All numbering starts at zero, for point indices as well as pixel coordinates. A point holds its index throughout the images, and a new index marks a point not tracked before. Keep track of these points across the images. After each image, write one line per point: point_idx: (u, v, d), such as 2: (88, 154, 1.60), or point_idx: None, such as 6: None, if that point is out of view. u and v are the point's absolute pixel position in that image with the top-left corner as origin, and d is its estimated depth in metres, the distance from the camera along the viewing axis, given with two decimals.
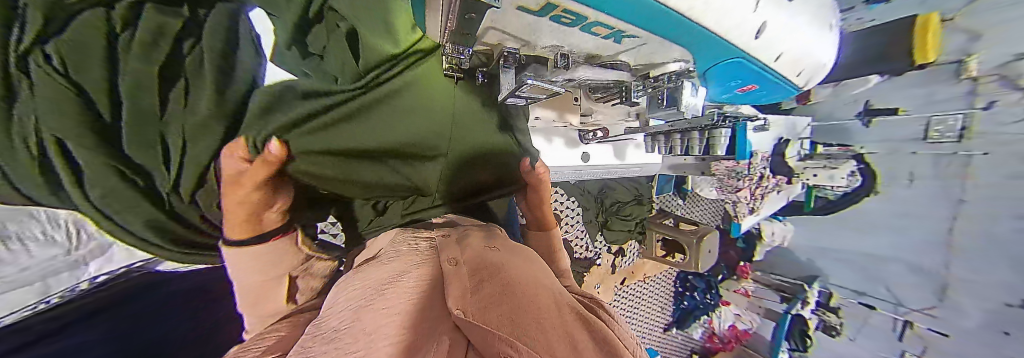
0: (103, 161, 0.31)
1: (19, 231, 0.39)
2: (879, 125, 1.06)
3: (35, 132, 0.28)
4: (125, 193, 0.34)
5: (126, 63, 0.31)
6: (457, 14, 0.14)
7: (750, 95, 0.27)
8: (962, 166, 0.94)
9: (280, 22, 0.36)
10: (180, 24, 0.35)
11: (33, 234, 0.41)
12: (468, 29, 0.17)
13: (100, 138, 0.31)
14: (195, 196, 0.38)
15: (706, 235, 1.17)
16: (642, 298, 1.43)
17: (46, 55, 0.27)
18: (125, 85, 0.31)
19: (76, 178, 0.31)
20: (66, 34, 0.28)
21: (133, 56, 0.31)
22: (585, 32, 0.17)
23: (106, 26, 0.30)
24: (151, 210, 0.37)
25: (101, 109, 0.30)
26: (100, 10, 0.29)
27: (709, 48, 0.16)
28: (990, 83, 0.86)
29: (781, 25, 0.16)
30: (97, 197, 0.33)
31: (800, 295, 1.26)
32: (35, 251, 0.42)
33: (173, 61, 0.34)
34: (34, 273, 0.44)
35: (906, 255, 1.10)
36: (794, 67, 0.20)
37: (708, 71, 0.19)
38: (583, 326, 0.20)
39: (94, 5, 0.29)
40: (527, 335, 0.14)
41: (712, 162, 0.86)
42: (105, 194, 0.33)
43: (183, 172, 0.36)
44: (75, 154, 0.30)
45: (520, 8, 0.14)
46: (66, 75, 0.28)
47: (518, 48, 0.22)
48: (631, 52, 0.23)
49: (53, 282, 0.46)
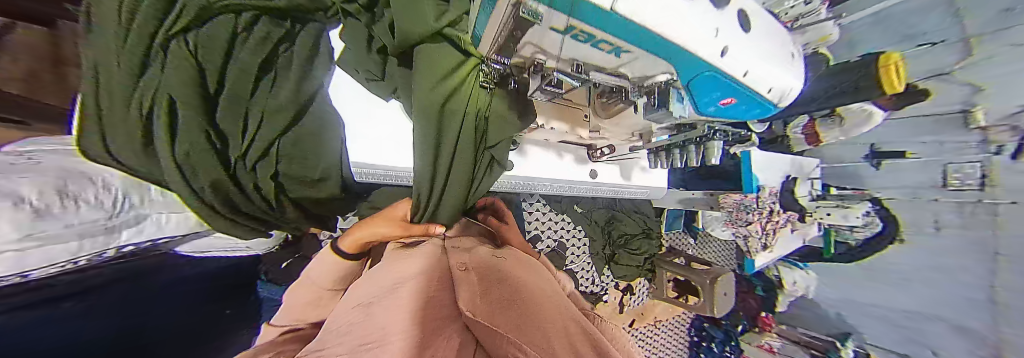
0: (199, 127, 0.32)
1: (81, 188, 0.36)
2: (888, 167, 1.05)
3: (154, 93, 0.29)
4: (204, 154, 0.33)
5: (240, 54, 0.37)
6: (506, 30, 0.20)
7: (737, 113, 0.31)
8: (991, 214, 0.86)
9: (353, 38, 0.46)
10: (282, 32, 0.42)
11: (90, 194, 0.37)
12: (513, 42, 0.22)
13: (201, 100, 0.32)
14: (259, 163, 0.40)
15: (720, 277, 1.10)
16: (653, 346, 1.31)
17: (185, 40, 0.31)
18: (233, 70, 0.36)
19: (169, 134, 0.31)
20: (207, 27, 0.33)
21: (249, 48, 0.37)
22: (595, 48, 0.22)
23: (232, 24, 0.35)
24: (219, 173, 0.36)
25: (210, 84, 0.34)
26: (232, 15, 0.35)
27: (689, 64, 0.21)
28: (1001, 133, 0.82)
29: (735, 48, 0.21)
30: (180, 155, 0.31)
31: (834, 354, 1.15)
32: (88, 210, 0.37)
33: (271, 57, 0.40)
34: (77, 231, 0.36)
35: (945, 313, 0.98)
36: (761, 83, 0.25)
37: (691, 84, 0.24)
38: (575, 337, 0.24)
39: (229, 11, 0.35)
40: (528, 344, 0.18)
41: (720, 196, 0.89)
42: (189, 151, 0.32)
43: (254, 142, 0.39)
44: (179, 116, 0.31)
45: (552, 28, 0.19)
46: (194, 53, 0.32)
47: (545, 60, 0.26)
48: (630, 65, 0.26)
49: (87, 245, 0.39)
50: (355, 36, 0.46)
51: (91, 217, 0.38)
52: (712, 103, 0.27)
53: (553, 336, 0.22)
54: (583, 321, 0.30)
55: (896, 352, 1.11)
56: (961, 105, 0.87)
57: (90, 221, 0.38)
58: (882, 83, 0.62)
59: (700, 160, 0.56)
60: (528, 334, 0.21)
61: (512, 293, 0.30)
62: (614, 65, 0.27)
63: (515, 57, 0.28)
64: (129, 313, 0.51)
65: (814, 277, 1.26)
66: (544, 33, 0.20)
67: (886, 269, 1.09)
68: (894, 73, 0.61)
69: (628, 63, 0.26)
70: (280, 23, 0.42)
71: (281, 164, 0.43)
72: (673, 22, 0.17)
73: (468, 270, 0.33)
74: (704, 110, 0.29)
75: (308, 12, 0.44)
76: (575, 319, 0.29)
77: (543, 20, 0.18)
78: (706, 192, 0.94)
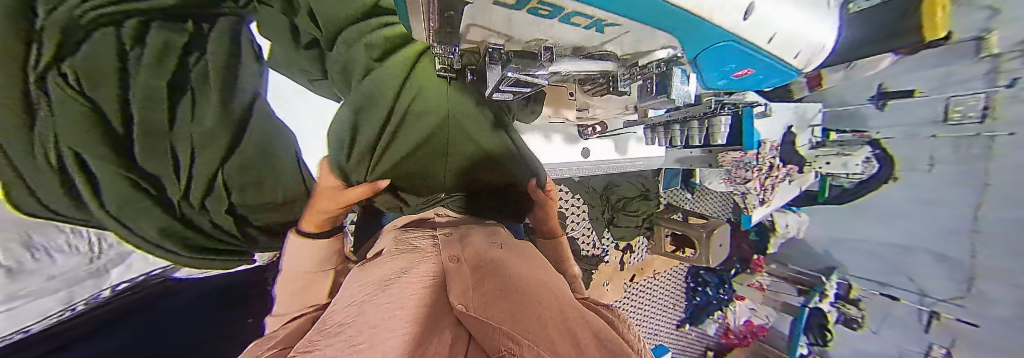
0: None
1: None
2: (892, 107, 1.00)
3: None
4: None
5: None
6: (436, 11, 0.13)
7: (752, 82, 0.26)
8: (986, 147, 0.84)
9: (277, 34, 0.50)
10: None
11: None
12: (452, 27, 0.16)
13: None
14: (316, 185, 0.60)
15: (716, 229, 1.12)
16: (652, 294, 1.39)
17: None
18: None
19: None
20: None
21: None
22: (566, 23, 0.17)
23: None
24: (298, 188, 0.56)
25: None
26: None
27: (699, 32, 0.15)
28: (1012, 61, 0.76)
29: (771, 4, 0.15)
30: None
31: (819, 287, 1.19)
32: None
33: None
34: None
35: (929, 243, 1.01)
36: (787, 47, 0.20)
37: (700, 56, 0.19)
38: (576, 323, 0.23)
39: None
40: (531, 333, 0.17)
41: (720, 154, 0.84)
42: None
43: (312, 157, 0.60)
44: None
45: (497, 3, 0.13)
46: None
47: (503, 44, 0.22)
48: (614, 41, 0.21)
49: None
50: (274, 28, 0.49)
51: (70, 263, 0.47)
52: (724, 75, 0.22)
53: (552, 325, 0.20)
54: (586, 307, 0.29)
55: (875, 281, 1.15)
56: (978, 33, 0.80)
57: (70, 267, 0.47)
58: (921, 26, 0.52)
59: (702, 137, 0.57)
60: (518, 313, 0.21)
61: (502, 282, 0.28)
62: (596, 43, 0.22)
63: (466, 42, 0.23)
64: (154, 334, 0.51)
65: (806, 219, 1.26)
66: (488, 11, 0.15)
67: (880, 204, 1.10)
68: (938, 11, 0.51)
69: (615, 39, 0.21)
70: (180, 26, 0.46)
71: (234, 194, 0.51)
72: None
73: (461, 262, 0.33)
74: (713, 84, 0.24)
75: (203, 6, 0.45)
76: (578, 307, 0.28)
77: None
78: (704, 150, 0.89)
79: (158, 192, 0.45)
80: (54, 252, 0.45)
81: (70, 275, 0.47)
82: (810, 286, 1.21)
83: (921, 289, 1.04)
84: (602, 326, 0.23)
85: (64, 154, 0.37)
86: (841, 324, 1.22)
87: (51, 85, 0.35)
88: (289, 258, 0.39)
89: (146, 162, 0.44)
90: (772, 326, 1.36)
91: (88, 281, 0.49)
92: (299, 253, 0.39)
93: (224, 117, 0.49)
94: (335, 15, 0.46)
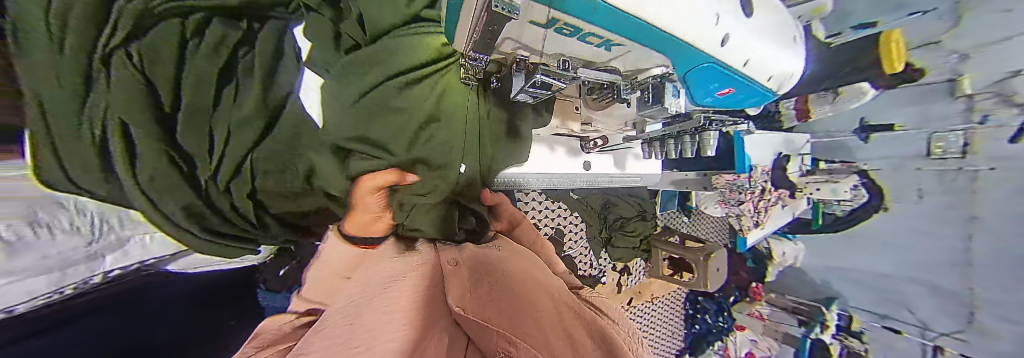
0: None
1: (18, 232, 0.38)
2: (877, 140, 1.03)
3: None
4: None
5: None
6: (482, 25, 0.16)
7: (735, 101, 0.30)
8: (970, 180, 0.87)
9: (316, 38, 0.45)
10: None
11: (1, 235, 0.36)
12: (490, 38, 0.19)
13: None
14: None
15: (714, 253, 1.12)
16: (651, 320, 1.36)
17: None
18: None
19: None
20: None
21: None
22: (582, 41, 0.20)
23: None
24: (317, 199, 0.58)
25: None
26: None
27: (686, 56, 0.19)
28: (986, 100, 0.81)
29: (742, 37, 0.19)
30: None
31: (819, 317, 1.17)
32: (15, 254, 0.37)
33: None
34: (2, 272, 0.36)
35: (924, 275, 1.00)
36: (762, 71, 0.23)
37: (688, 76, 0.22)
38: (569, 324, 0.24)
39: None
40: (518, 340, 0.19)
41: (713, 176, 0.89)
42: None
43: None
44: None
45: (533, 22, 0.16)
46: None
47: (528, 56, 0.25)
48: (620, 59, 0.25)
49: (28, 284, 0.39)
50: (319, 31, 0.45)
51: (68, 244, 0.43)
52: (710, 92, 0.25)
53: (545, 327, 0.22)
54: (577, 306, 0.31)
55: (876, 313, 1.14)
56: (950, 74, 0.85)
57: (69, 247, 0.44)
58: (882, 64, 0.58)
59: (695, 149, 0.58)
60: (512, 319, 0.22)
61: (495, 288, 0.29)
62: (604, 59, 0.25)
63: (493, 53, 0.26)
64: (130, 329, 0.56)
65: (802, 248, 1.28)
66: (524, 28, 0.18)
67: (869, 236, 1.10)
68: (893, 51, 0.56)
69: (621, 57, 0.24)
70: (236, 24, 0.45)
71: (259, 179, 0.50)
72: (680, 8, 0.14)
73: (460, 264, 0.34)
74: (701, 100, 0.27)
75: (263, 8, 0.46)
76: (569, 302, 0.30)
77: (522, 14, 0.15)
78: (699, 174, 0.93)
79: (189, 169, 0.44)
80: (53, 229, 0.42)
81: (67, 257, 0.44)
82: (811, 316, 1.18)
83: (922, 321, 1.03)
84: (595, 326, 0.25)
85: (109, 121, 0.35)
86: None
87: (115, 59, 0.34)
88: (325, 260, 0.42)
89: (187, 138, 0.42)
90: None
91: (82, 265, 0.46)
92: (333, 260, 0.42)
93: (264, 104, 0.46)
94: (381, 21, 0.44)
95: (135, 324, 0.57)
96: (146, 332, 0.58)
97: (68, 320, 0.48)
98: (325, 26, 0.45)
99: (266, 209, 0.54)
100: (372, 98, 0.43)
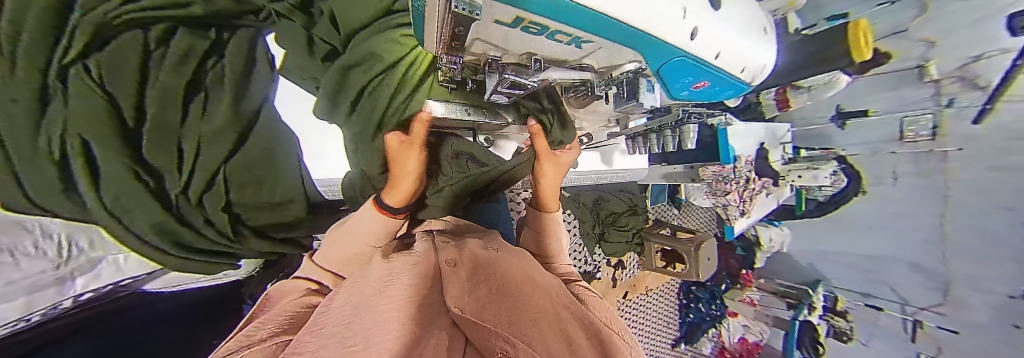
0: None
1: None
2: (853, 126, 1.08)
3: None
4: None
5: None
6: (448, 26, 0.16)
7: (712, 94, 0.30)
8: (941, 162, 0.90)
9: (297, 57, 0.49)
10: None
11: None
12: (458, 40, 0.19)
13: None
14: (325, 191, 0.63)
15: (703, 243, 1.14)
16: (647, 312, 1.38)
17: None
18: None
19: None
20: None
21: None
22: (551, 39, 0.20)
23: None
24: (298, 208, 0.57)
25: None
26: None
27: (657, 49, 0.19)
28: (952, 84, 0.85)
29: (711, 31, 0.20)
30: None
31: (806, 300, 1.23)
32: None
33: None
34: None
35: (904, 252, 1.04)
36: (733, 65, 0.24)
37: (661, 71, 0.22)
38: (569, 325, 0.24)
39: None
40: (522, 336, 0.18)
41: (700, 168, 0.91)
42: None
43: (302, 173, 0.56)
44: None
45: (498, 21, 0.16)
46: None
47: (500, 56, 0.25)
48: (593, 56, 0.25)
49: None
50: (292, 38, 0.47)
51: (35, 268, 0.41)
52: (685, 86, 0.26)
53: (546, 327, 0.22)
54: (577, 308, 0.31)
55: (858, 293, 1.18)
56: (918, 61, 0.89)
57: (36, 271, 0.41)
58: (850, 52, 0.60)
59: (675, 144, 0.62)
60: (512, 318, 0.22)
61: (495, 285, 0.29)
62: (578, 56, 0.25)
63: (468, 54, 0.26)
64: (120, 340, 0.55)
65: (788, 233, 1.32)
66: (489, 27, 0.17)
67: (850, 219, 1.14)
68: (862, 36, 0.58)
69: (593, 54, 0.24)
70: (205, 34, 0.43)
71: (234, 192, 0.49)
72: (641, 5, 0.15)
73: (457, 265, 0.34)
74: (678, 95, 0.28)
75: (234, 16, 0.43)
76: (568, 308, 0.30)
77: (485, 13, 0.15)
78: (687, 166, 0.94)
79: (157, 184, 0.41)
80: (19, 253, 0.39)
81: (34, 282, 0.42)
82: (799, 299, 1.24)
83: (903, 298, 1.07)
84: (593, 329, 0.25)
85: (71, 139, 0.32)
86: (832, 337, 1.25)
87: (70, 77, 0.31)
88: (358, 224, 0.44)
89: (155, 154, 0.40)
90: (766, 343, 1.34)
91: (50, 289, 0.45)
92: (367, 225, 0.44)
93: (236, 115, 0.45)
94: (353, 18, 0.44)
95: (123, 337, 0.56)
96: (138, 341, 0.57)
97: (52, 342, 0.48)
98: (297, 33, 0.46)
99: (242, 221, 0.52)
100: (357, 103, 0.48)
